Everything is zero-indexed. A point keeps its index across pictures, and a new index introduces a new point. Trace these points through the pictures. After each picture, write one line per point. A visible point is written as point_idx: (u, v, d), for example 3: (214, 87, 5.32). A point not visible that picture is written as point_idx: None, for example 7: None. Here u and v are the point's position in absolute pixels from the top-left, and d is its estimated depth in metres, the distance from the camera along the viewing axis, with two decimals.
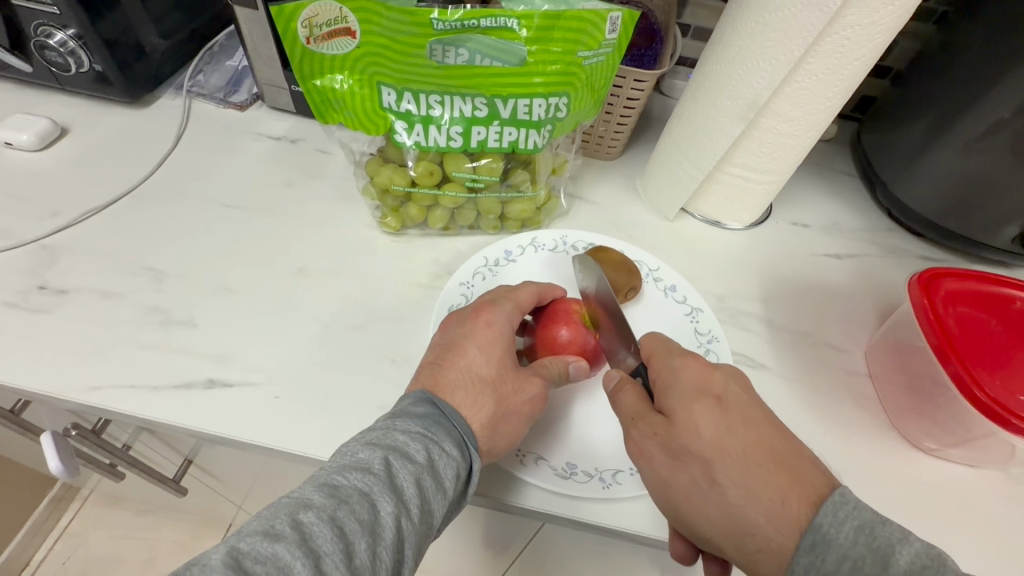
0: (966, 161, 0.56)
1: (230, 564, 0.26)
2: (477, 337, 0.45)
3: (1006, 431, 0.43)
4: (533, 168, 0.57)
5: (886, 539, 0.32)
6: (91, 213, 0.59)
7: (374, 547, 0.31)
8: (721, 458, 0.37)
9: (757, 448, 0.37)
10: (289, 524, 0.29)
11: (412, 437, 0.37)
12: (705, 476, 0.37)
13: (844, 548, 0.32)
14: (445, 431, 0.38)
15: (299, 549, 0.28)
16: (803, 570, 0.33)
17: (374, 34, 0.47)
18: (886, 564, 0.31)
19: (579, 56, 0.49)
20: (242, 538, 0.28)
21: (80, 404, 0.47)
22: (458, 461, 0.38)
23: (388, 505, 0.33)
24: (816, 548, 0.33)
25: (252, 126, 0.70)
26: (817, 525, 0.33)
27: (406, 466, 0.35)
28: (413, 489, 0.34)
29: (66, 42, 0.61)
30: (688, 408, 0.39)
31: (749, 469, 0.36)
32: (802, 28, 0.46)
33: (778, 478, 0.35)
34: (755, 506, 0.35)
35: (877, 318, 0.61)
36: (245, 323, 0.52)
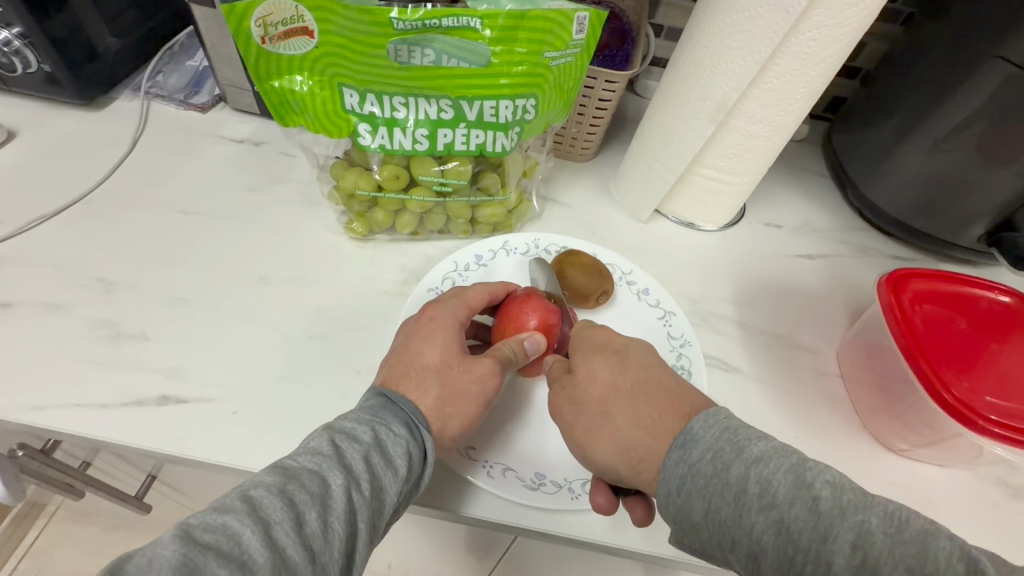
0: (933, 162, 0.57)
1: (179, 535, 0.26)
2: (420, 332, 0.44)
3: (968, 430, 0.43)
4: (503, 171, 0.56)
5: (747, 435, 0.33)
6: (38, 221, 0.56)
7: (325, 516, 0.30)
8: (615, 395, 0.39)
9: (646, 383, 0.39)
10: (239, 499, 0.29)
11: (360, 421, 0.36)
12: (599, 410, 0.39)
13: (708, 443, 0.33)
14: (392, 413, 0.38)
15: (248, 518, 0.28)
16: (674, 464, 0.34)
17: (332, 34, 0.46)
18: (741, 449, 0.32)
19: (546, 57, 0.48)
20: (193, 516, 0.28)
21: (21, 426, 0.44)
22: (408, 439, 0.37)
23: (337, 478, 0.32)
24: (685, 445, 0.34)
25: (214, 129, 0.68)
26: (688, 429, 0.34)
27: (353, 445, 0.34)
28: (362, 466, 0.33)
29: (11, 41, 0.57)
30: (586, 359, 0.42)
31: (636, 398, 0.38)
32: (768, 29, 0.46)
33: (661, 402, 0.37)
34: (640, 426, 0.37)
35: (848, 319, 0.61)
36: (202, 335, 0.50)
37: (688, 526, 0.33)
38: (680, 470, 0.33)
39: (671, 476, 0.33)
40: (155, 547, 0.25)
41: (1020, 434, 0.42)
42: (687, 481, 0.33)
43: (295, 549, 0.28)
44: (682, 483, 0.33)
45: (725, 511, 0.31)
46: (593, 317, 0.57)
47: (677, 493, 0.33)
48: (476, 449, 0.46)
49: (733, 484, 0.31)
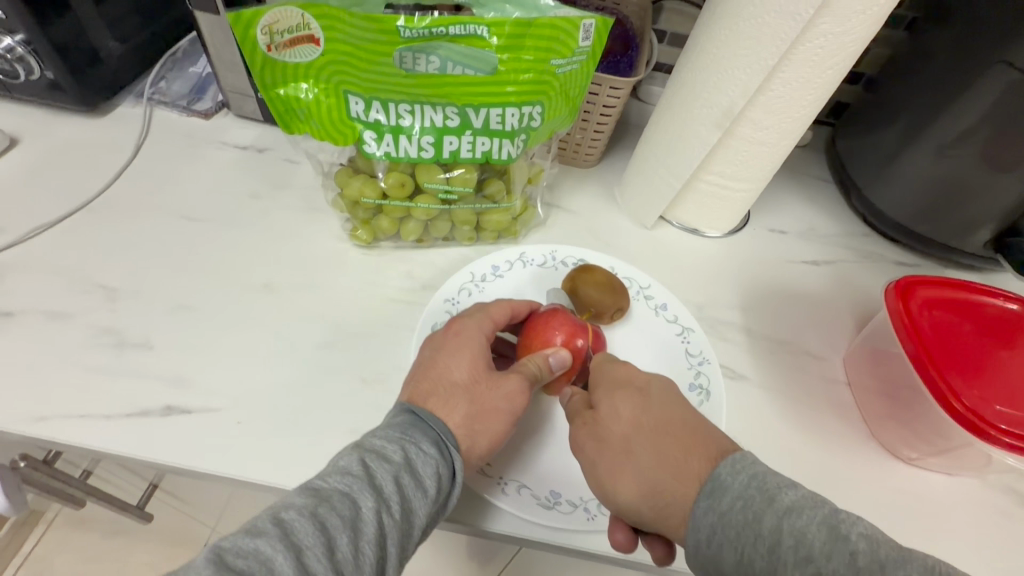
0: (938, 169, 0.57)
1: (214, 560, 0.27)
2: (446, 346, 0.44)
3: (979, 440, 0.43)
4: (508, 178, 0.56)
5: (777, 485, 0.34)
6: (40, 228, 0.56)
7: (355, 541, 0.30)
8: (637, 436, 0.40)
9: (670, 423, 0.40)
10: (270, 521, 0.29)
11: (389, 440, 0.36)
12: (624, 452, 0.40)
13: (737, 491, 0.34)
14: (422, 431, 0.37)
15: (280, 543, 0.28)
16: (704, 513, 0.34)
17: (337, 42, 0.46)
18: (772, 499, 0.33)
19: (552, 65, 0.48)
20: (225, 538, 0.28)
21: (24, 436, 0.44)
22: (438, 458, 0.36)
23: (367, 500, 0.32)
24: (714, 492, 0.35)
25: (217, 135, 0.68)
26: (715, 475, 0.35)
27: (383, 466, 0.34)
28: (391, 487, 0.33)
29: (14, 48, 0.57)
30: (610, 397, 0.42)
31: (660, 439, 0.39)
32: (775, 36, 0.46)
33: (684, 444, 0.38)
34: (663, 467, 0.37)
35: (855, 325, 0.61)
36: (206, 344, 0.50)
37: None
38: (710, 518, 0.34)
39: (701, 524, 0.34)
40: (190, 573, 0.26)
41: None
42: (718, 532, 0.33)
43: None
44: (713, 532, 0.34)
45: (758, 563, 0.32)
46: (609, 332, 0.57)
47: (708, 541, 0.34)
48: (490, 465, 0.46)
49: (766, 536, 0.32)
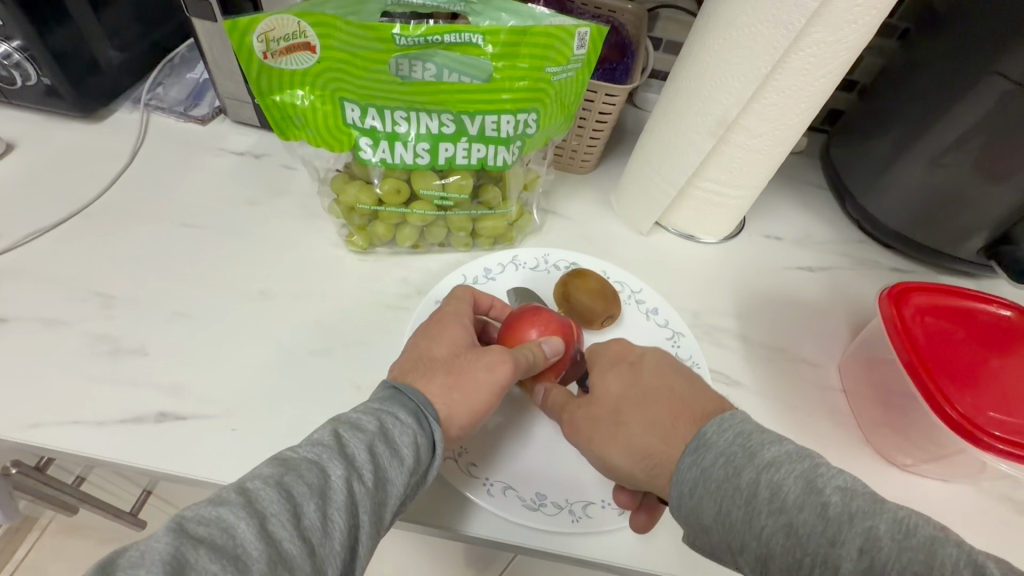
0: (932, 177, 0.57)
1: (172, 527, 0.26)
2: (427, 331, 0.44)
3: (973, 447, 0.43)
4: (504, 185, 0.56)
5: (760, 440, 0.35)
6: (36, 234, 0.56)
7: (323, 508, 0.30)
8: (629, 406, 0.41)
9: (657, 391, 0.41)
10: (234, 491, 0.29)
11: (365, 411, 0.36)
12: (615, 422, 0.41)
13: (721, 448, 0.35)
14: (400, 402, 0.37)
15: (243, 511, 0.28)
16: (688, 468, 0.36)
17: (334, 49, 0.46)
18: (752, 454, 0.34)
19: (547, 72, 0.48)
20: (188, 508, 0.28)
21: (17, 444, 0.44)
22: (417, 428, 0.36)
23: (337, 469, 0.31)
24: (698, 449, 0.36)
25: (214, 142, 0.68)
26: (700, 434, 0.37)
27: (356, 435, 0.34)
28: (364, 456, 0.33)
29: (11, 55, 0.57)
30: (603, 375, 0.45)
31: (647, 407, 0.40)
32: (768, 44, 0.46)
33: (670, 408, 0.40)
34: (652, 431, 0.39)
35: (850, 332, 0.61)
36: (201, 350, 0.50)
37: (700, 528, 0.35)
38: (693, 472, 0.35)
39: (684, 478, 0.36)
40: (146, 540, 0.25)
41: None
42: (700, 486, 0.35)
43: (292, 542, 0.28)
44: (695, 486, 0.35)
45: (735, 515, 0.33)
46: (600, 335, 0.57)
47: (690, 494, 0.35)
48: (477, 465, 0.46)
49: (745, 488, 0.33)
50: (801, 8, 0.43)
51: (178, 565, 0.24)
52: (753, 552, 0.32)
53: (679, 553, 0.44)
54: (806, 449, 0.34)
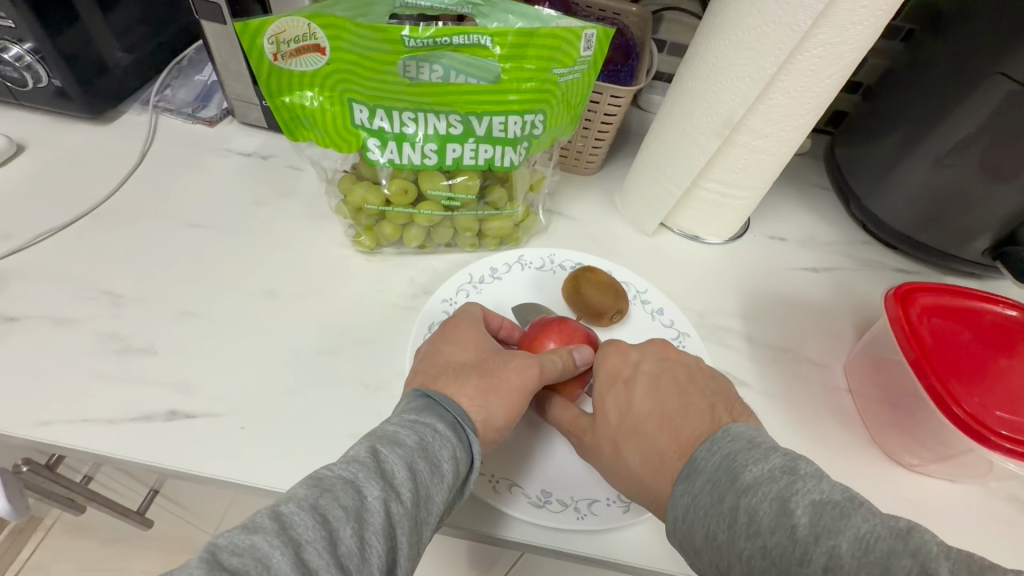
0: (937, 178, 0.57)
1: (206, 558, 0.25)
2: (449, 338, 0.46)
3: (982, 447, 0.43)
4: (511, 186, 0.56)
5: (744, 460, 0.34)
6: (46, 234, 0.56)
7: (361, 532, 0.29)
8: (625, 437, 0.42)
9: (651, 417, 0.41)
10: (268, 515, 0.28)
11: (402, 426, 0.36)
12: (615, 453, 0.42)
13: (707, 474, 0.35)
14: (438, 415, 0.37)
15: (277, 538, 0.27)
16: (680, 494, 0.36)
17: (343, 51, 0.46)
18: (734, 478, 0.33)
19: (554, 74, 0.49)
20: (220, 535, 0.27)
21: (27, 441, 0.44)
22: (455, 442, 0.36)
23: (374, 489, 0.31)
24: (688, 475, 0.36)
25: (221, 143, 0.68)
26: (692, 462, 0.36)
27: (395, 451, 0.34)
28: (403, 474, 0.33)
29: (22, 56, 0.58)
30: (601, 399, 0.45)
31: (641, 436, 0.41)
32: (774, 46, 0.46)
33: (663, 439, 0.39)
34: (647, 463, 0.39)
35: (856, 333, 0.61)
36: (209, 349, 0.50)
37: (693, 551, 0.35)
38: (684, 499, 0.35)
39: (677, 505, 0.36)
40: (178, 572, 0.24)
41: None
42: (691, 512, 0.35)
43: (329, 568, 0.27)
44: (687, 512, 0.35)
45: (721, 539, 0.32)
46: (606, 335, 0.58)
47: (683, 519, 0.35)
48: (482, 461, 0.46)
49: (726, 514, 0.32)
50: (807, 10, 0.44)
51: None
52: (737, 574, 0.32)
53: (685, 552, 0.44)
54: (791, 462, 0.33)
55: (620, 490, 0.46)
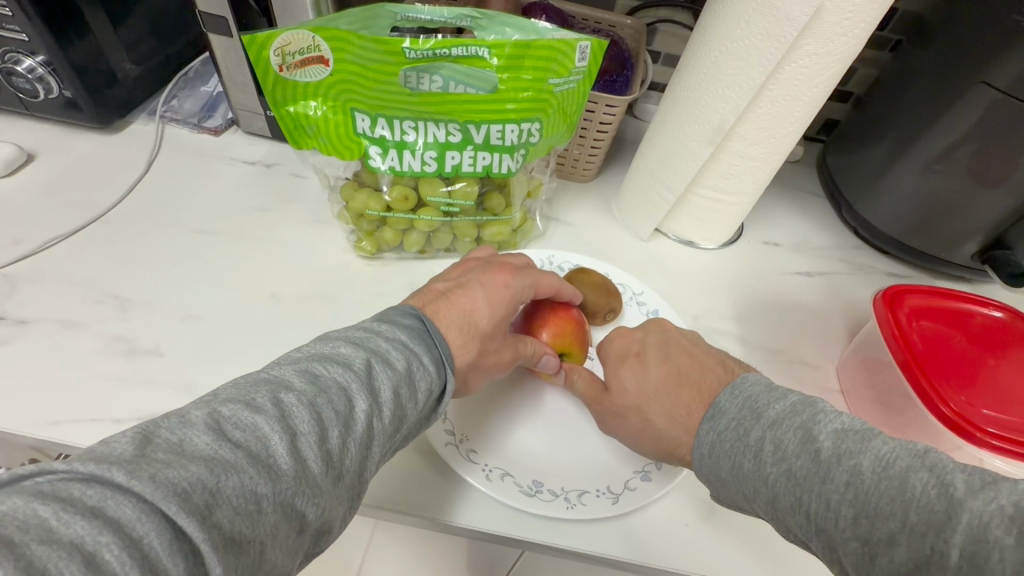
0: (924, 184, 0.59)
1: (210, 426, 0.27)
2: (491, 291, 0.44)
3: (967, 443, 0.44)
4: (508, 192, 0.58)
5: (767, 401, 0.36)
6: (56, 240, 0.58)
7: (346, 437, 0.31)
8: (647, 399, 0.43)
9: (669, 380, 0.43)
10: (269, 399, 0.29)
11: (395, 345, 0.36)
12: (639, 417, 0.43)
13: (731, 414, 0.37)
14: (426, 347, 0.37)
15: (277, 424, 0.28)
16: (705, 433, 0.38)
17: (346, 63, 0.48)
18: (759, 415, 0.36)
19: (550, 83, 0.50)
20: (222, 404, 0.28)
21: (37, 440, 0.45)
22: (435, 377, 0.37)
23: (363, 402, 0.32)
24: (713, 416, 0.38)
25: (227, 152, 0.70)
26: (716, 405, 0.38)
27: (386, 371, 0.34)
28: (389, 394, 0.33)
29: (35, 68, 0.60)
30: (617, 371, 0.47)
31: (664, 399, 0.42)
32: (761, 57, 0.48)
33: (683, 395, 0.41)
34: (674, 425, 0.41)
35: (847, 335, 0.62)
36: (215, 351, 0.51)
37: (718, 481, 0.37)
38: (710, 437, 0.37)
39: (703, 442, 0.38)
40: (187, 430, 0.26)
41: (1017, 447, 0.43)
42: (716, 447, 0.37)
43: (316, 462, 0.29)
44: (713, 448, 0.37)
45: (746, 467, 0.35)
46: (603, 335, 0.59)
47: (708, 455, 0.37)
48: (477, 452, 0.47)
49: (752, 445, 0.35)
50: (793, 23, 0.45)
51: (221, 463, 0.26)
52: (764, 498, 0.34)
53: (676, 550, 0.45)
54: (808, 399, 0.36)
55: (610, 482, 0.47)
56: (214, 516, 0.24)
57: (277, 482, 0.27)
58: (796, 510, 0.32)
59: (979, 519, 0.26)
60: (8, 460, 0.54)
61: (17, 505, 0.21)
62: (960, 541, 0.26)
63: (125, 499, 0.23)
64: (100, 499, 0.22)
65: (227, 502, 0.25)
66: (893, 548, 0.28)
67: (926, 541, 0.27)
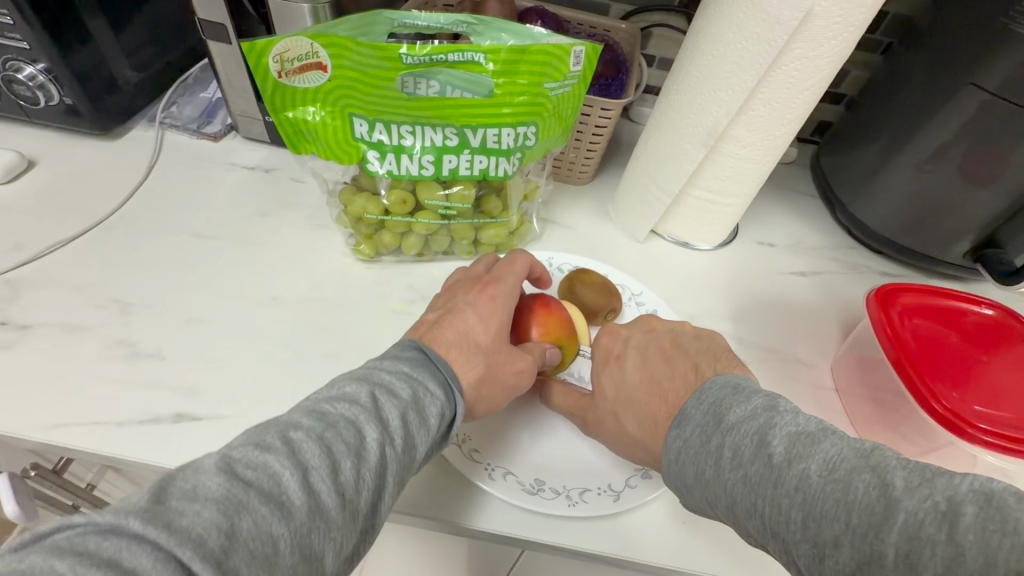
0: (915, 184, 0.60)
1: (222, 469, 0.28)
2: (480, 307, 0.46)
3: (960, 438, 0.45)
4: (505, 195, 0.58)
5: (728, 405, 0.37)
6: (57, 245, 0.58)
7: (358, 467, 0.31)
8: (621, 407, 0.45)
9: (642, 387, 0.44)
10: (278, 440, 0.31)
11: (398, 376, 0.37)
12: (615, 424, 0.45)
13: (696, 420, 0.38)
14: (430, 373, 0.38)
15: (287, 461, 0.29)
16: (671, 440, 0.38)
17: (345, 69, 0.49)
18: (721, 420, 0.36)
19: (545, 88, 0.51)
20: (234, 450, 0.30)
21: (40, 443, 0.45)
22: (444, 401, 0.38)
23: (372, 431, 0.33)
24: (680, 423, 0.38)
25: (226, 157, 0.70)
26: (682, 413, 0.39)
27: (392, 400, 0.35)
28: (397, 421, 0.34)
29: (36, 76, 0.61)
30: (599, 377, 0.48)
31: (636, 407, 0.43)
32: (752, 61, 0.49)
33: (653, 404, 0.42)
34: (646, 433, 0.42)
35: (841, 334, 0.63)
36: (215, 354, 0.52)
37: (684, 487, 0.38)
38: (676, 443, 0.38)
39: (669, 450, 0.38)
40: (201, 477, 0.27)
41: (1009, 442, 0.44)
42: (682, 453, 0.37)
43: (329, 495, 0.29)
44: (680, 454, 0.38)
45: (709, 472, 0.35)
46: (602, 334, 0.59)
47: (675, 461, 0.38)
48: (480, 451, 0.47)
49: (714, 451, 0.35)
50: (784, 26, 0.46)
51: (234, 503, 0.26)
52: (725, 503, 0.34)
53: (674, 547, 0.45)
54: (771, 402, 0.36)
55: (611, 480, 0.47)
56: (230, 561, 0.25)
57: (290, 519, 0.28)
58: (753, 515, 0.32)
59: (914, 517, 0.27)
60: (11, 464, 0.54)
61: (39, 562, 0.22)
62: (896, 540, 0.26)
63: (141, 548, 0.23)
64: (118, 550, 0.23)
65: (243, 542, 0.26)
66: (838, 549, 0.28)
67: (867, 540, 0.27)
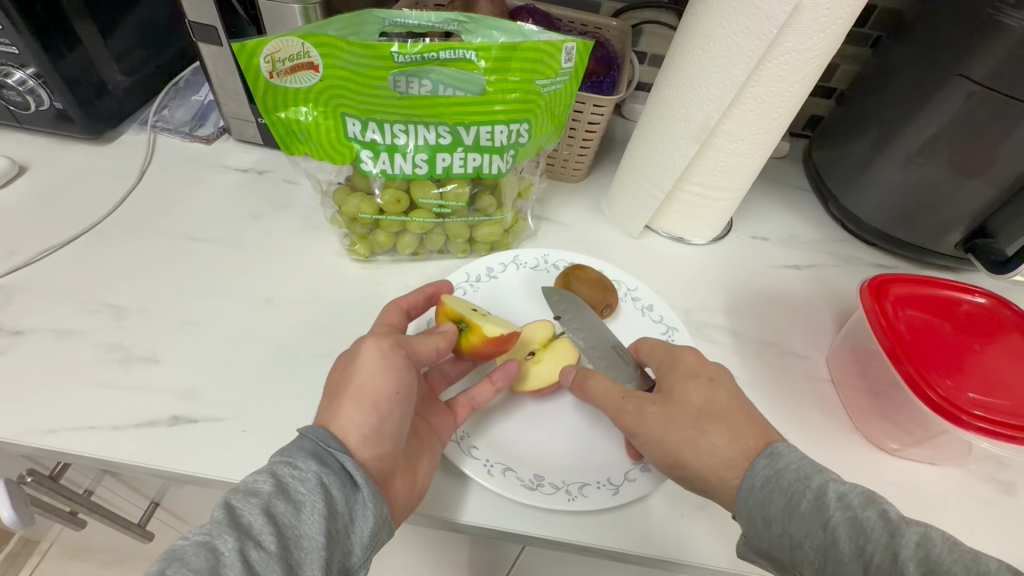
0: (907, 176, 0.60)
1: None
2: None
3: (958, 427, 0.45)
4: (499, 193, 0.58)
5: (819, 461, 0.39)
6: (50, 250, 0.58)
7: None
8: (711, 416, 0.42)
9: (737, 410, 0.42)
10: None
11: (261, 471, 0.34)
12: (694, 426, 0.41)
13: (789, 458, 0.39)
14: (295, 447, 0.35)
15: None
16: (762, 466, 0.38)
17: (336, 68, 0.49)
18: (820, 468, 0.38)
19: (537, 84, 0.51)
20: None
21: (35, 449, 0.45)
22: (319, 470, 0.34)
23: (229, 540, 0.29)
24: (773, 454, 0.39)
25: (219, 160, 0.70)
26: (775, 446, 0.39)
27: (250, 500, 0.32)
28: (260, 521, 0.31)
29: (25, 81, 0.60)
30: (684, 382, 0.45)
31: (732, 423, 0.41)
32: (743, 55, 0.49)
33: (749, 427, 0.41)
34: (733, 448, 0.40)
35: (835, 325, 0.63)
36: (211, 357, 0.52)
37: (762, 520, 0.37)
38: (767, 471, 0.38)
39: (758, 474, 0.38)
40: None
41: (1008, 429, 0.44)
42: (771, 481, 0.38)
43: None
44: (768, 481, 0.38)
45: (804, 507, 0.36)
46: None
47: (761, 487, 0.38)
48: (477, 448, 0.47)
49: (813, 488, 0.37)
50: (772, 20, 0.46)
51: None
52: (813, 544, 0.35)
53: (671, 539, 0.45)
54: None
55: (610, 474, 0.47)
56: None
57: None
58: (854, 560, 0.34)
59: None
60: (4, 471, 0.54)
61: None
62: None
63: None
64: None
65: None
66: None
67: None
